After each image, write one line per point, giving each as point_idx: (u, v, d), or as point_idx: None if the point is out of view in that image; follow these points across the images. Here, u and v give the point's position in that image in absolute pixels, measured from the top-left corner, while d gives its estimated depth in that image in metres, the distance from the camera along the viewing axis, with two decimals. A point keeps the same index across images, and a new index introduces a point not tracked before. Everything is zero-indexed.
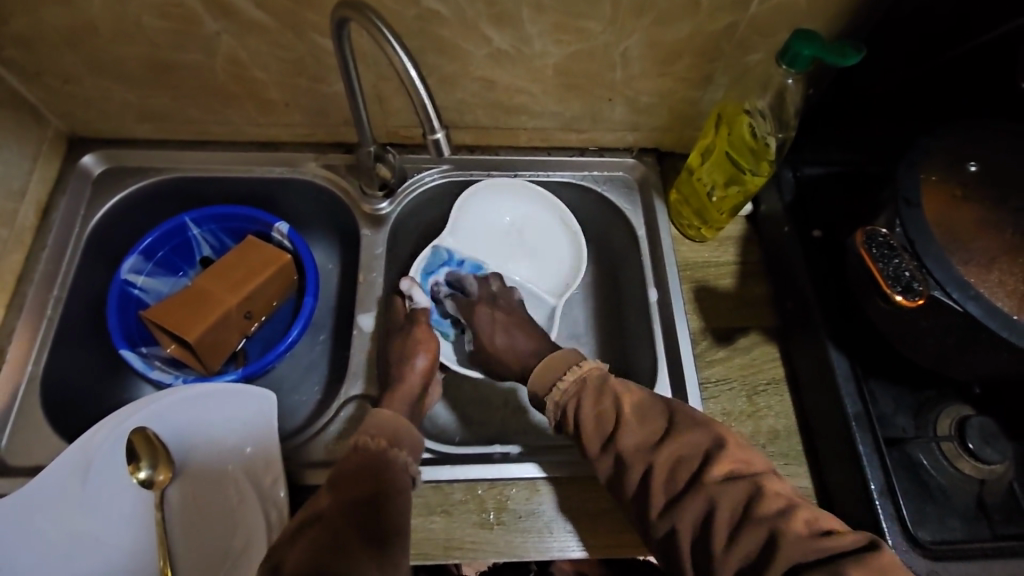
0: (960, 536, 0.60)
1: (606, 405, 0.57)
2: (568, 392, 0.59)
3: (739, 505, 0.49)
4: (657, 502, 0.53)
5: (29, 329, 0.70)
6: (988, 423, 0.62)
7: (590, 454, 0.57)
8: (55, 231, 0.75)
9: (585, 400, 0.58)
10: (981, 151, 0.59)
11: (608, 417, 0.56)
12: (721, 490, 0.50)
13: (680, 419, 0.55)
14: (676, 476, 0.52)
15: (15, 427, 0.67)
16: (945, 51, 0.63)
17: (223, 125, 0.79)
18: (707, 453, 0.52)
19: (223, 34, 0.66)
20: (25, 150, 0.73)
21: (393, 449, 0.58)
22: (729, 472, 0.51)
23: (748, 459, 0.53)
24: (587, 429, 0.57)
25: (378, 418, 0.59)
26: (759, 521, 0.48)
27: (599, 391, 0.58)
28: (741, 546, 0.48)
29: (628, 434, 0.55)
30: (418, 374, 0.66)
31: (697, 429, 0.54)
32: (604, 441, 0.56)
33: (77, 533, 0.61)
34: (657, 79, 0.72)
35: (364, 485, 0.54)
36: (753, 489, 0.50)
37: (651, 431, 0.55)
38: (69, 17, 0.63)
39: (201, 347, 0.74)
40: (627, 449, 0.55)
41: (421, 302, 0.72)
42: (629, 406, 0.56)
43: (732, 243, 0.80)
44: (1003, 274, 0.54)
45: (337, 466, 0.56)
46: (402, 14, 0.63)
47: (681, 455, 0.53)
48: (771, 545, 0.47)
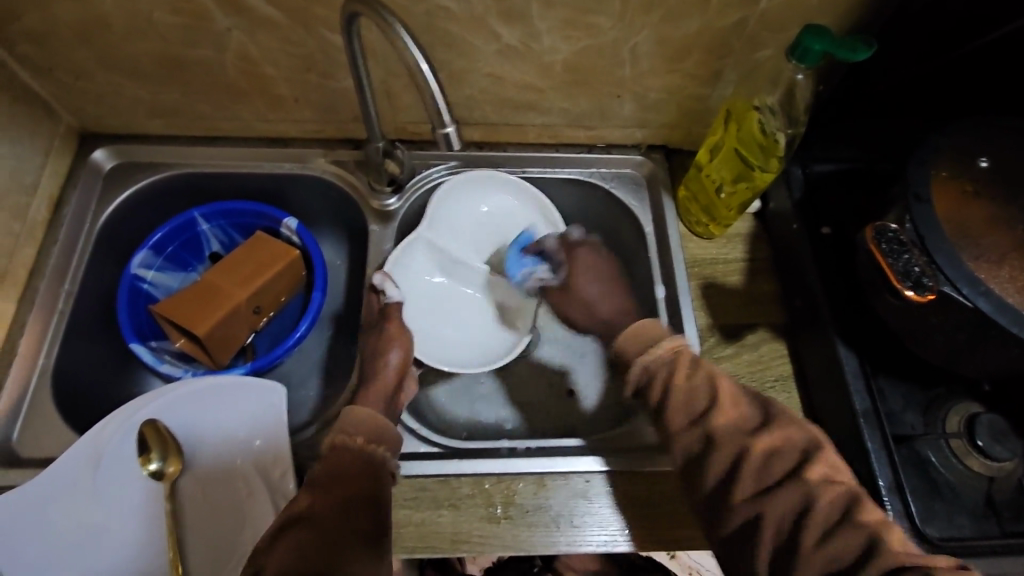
0: (969, 533, 0.59)
1: (699, 383, 0.56)
2: (661, 359, 0.58)
3: (838, 506, 0.48)
4: (743, 488, 0.50)
5: (41, 323, 0.71)
6: (997, 420, 0.62)
7: (674, 427, 0.55)
8: (66, 225, 0.76)
9: (678, 375, 0.57)
10: (993, 147, 0.59)
11: (701, 396, 0.55)
12: (822, 486, 0.49)
13: (777, 415, 0.54)
14: (771, 467, 0.51)
15: (27, 419, 0.67)
16: (956, 47, 0.62)
17: (233, 121, 0.80)
18: (806, 450, 0.51)
19: (233, 30, 0.66)
20: (37, 145, 0.74)
21: (372, 446, 0.58)
22: (824, 473, 0.50)
23: (838, 464, 0.52)
24: (676, 402, 0.55)
25: (354, 415, 0.59)
26: (859, 526, 0.47)
27: (693, 369, 0.57)
28: (835, 545, 0.46)
29: (724, 416, 0.54)
30: (389, 372, 0.66)
31: (793, 425, 0.53)
32: (694, 417, 0.55)
33: (88, 524, 0.62)
34: (666, 75, 0.72)
35: (346, 484, 0.54)
36: (849, 493, 0.49)
37: (745, 419, 0.54)
38: (81, 12, 0.64)
39: (210, 341, 0.74)
40: (720, 429, 0.53)
41: (393, 295, 0.71)
42: (725, 392, 0.55)
43: (740, 240, 0.80)
44: (1013, 270, 0.54)
45: (316, 467, 0.56)
46: (413, 9, 0.63)
47: (777, 447, 0.52)
48: (870, 549, 0.46)
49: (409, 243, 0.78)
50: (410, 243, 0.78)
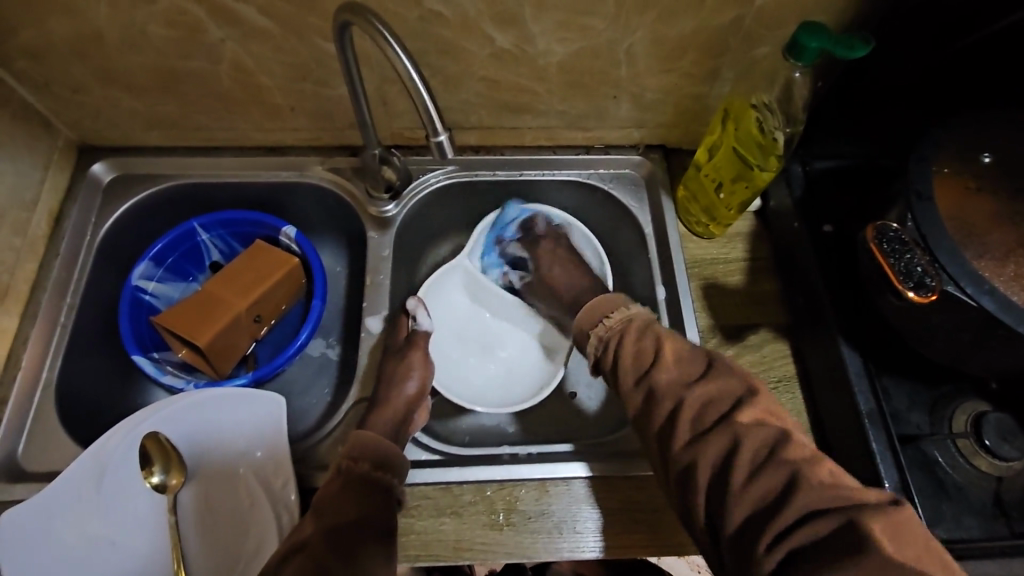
0: (977, 535, 0.58)
1: (644, 342, 0.59)
2: (613, 328, 0.62)
3: (766, 447, 0.51)
4: (681, 434, 0.54)
5: (43, 336, 0.72)
6: (1005, 419, 0.61)
7: (623, 386, 0.59)
8: (67, 238, 0.76)
9: (626, 337, 0.61)
10: (995, 141, 0.58)
11: (647, 353, 0.59)
12: (749, 428, 0.52)
13: (717, 367, 0.56)
14: (706, 414, 0.54)
15: (32, 434, 0.68)
16: (963, 37, 0.61)
17: (230, 131, 0.80)
18: (741, 398, 0.54)
19: (227, 41, 0.66)
20: (36, 159, 0.74)
21: (377, 471, 0.58)
22: (756, 417, 0.52)
23: (776, 411, 0.54)
24: (624, 363, 0.60)
25: (361, 437, 0.60)
26: (784, 463, 0.50)
27: (641, 331, 0.61)
28: (762, 482, 0.49)
29: (666, 371, 0.57)
30: (404, 399, 0.67)
31: (734, 377, 0.56)
32: (640, 375, 0.58)
33: (93, 538, 0.62)
34: (663, 75, 0.72)
35: (347, 510, 0.55)
36: (780, 435, 0.51)
37: (688, 372, 0.57)
38: (77, 27, 0.64)
39: (212, 351, 0.75)
40: (661, 383, 0.57)
41: (423, 325, 0.73)
42: (670, 348, 0.58)
43: (741, 240, 0.79)
44: (1019, 267, 0.53)
45: (320, 493, 0.57)
46: (405, 15, 0.63)
47: (713, 396, 0.54)
48: (792, 484, 0.49)
49: (447, 268, 0.81)
50: (447, 269, 0.81)
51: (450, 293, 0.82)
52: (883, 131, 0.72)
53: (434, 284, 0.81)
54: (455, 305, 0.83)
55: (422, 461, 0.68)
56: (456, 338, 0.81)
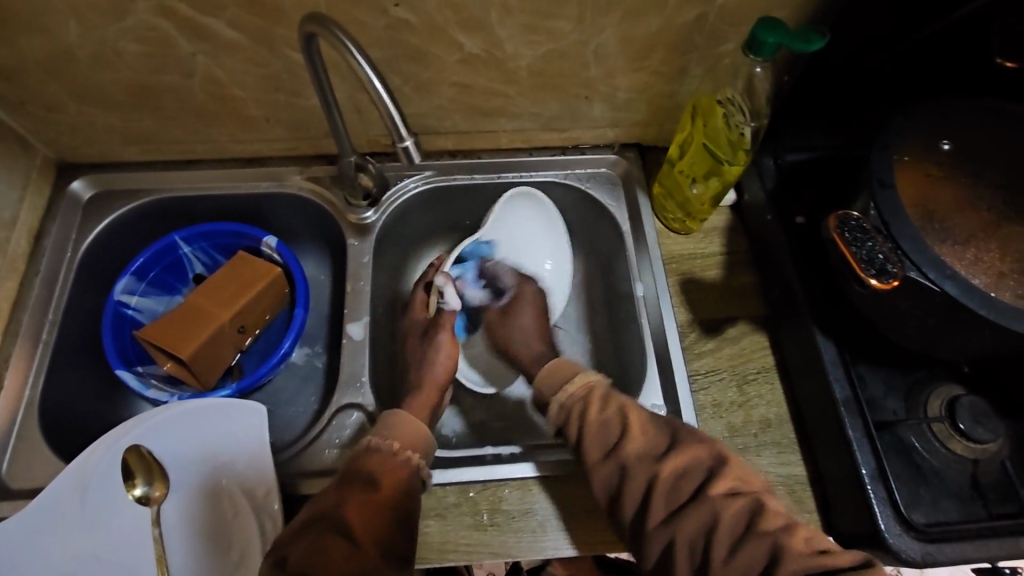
0: (955, 517, 0.59)
1: (611, 414, 0.59)
2: (574, 395, 0.62)
3: (742, 518, 0.51)
4: (656, 513, 0.54)
5: (25, 354, 0.72)
6: (979, 402, 0.62)
7: (590, 461, 0.59)
8: (47, 255, 0.77)
9: (591, 408, 0.60)
10: (957, 129, 0.59)
11: (614, 426, 0.59)
12: (723, 502, 0.52)
13: (683, 436, 0.57)
14: (679, 488, 0.54)
15: (15, 452, 0.68)
16: (924, 26, 0.61)
17: (206, 144, 0.81)
18: (710, 469, 0.54)
19: (198, 55, 0.66)
20: (14, 178, 0.75)
21: (406, 451, 0.61)
22: (730, 487, 0.53)
23: (747, 478, 0.54)
24: (590, 435, 0.59)
25: (395, 419, 0.63)
26: (761, 534, 0.49)
27: (604, 401, 0.60)
28: (742, 556, 0.49)
29: (635, 443, 0.57)
30: (434, 385, 0.69)
31: (701, 444, 0.56)
32: (607, 448, 0.58)
33: (79, 555, 0.62)
34: (633, 74, 0.72)
35: (373, 487, 0.57)
36: (753, 506, 0.51)
37: (655, 444, 0.57)
38: (47, 46, 0.65)
39: (195, 363, 0.75)
40: (631, 457, 0.57)
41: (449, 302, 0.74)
42: (634, 419, 0.59)
43: (717, 234, 0.80)
44: (979, 252, 0.54)
45: (348, 466, 0.59)
46: (372, 24, 0.64)
47: (684, 468, 0.55)
48: (773, 556, 0.48)
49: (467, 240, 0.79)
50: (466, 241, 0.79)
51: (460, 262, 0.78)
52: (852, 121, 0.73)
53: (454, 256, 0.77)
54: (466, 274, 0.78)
55: None
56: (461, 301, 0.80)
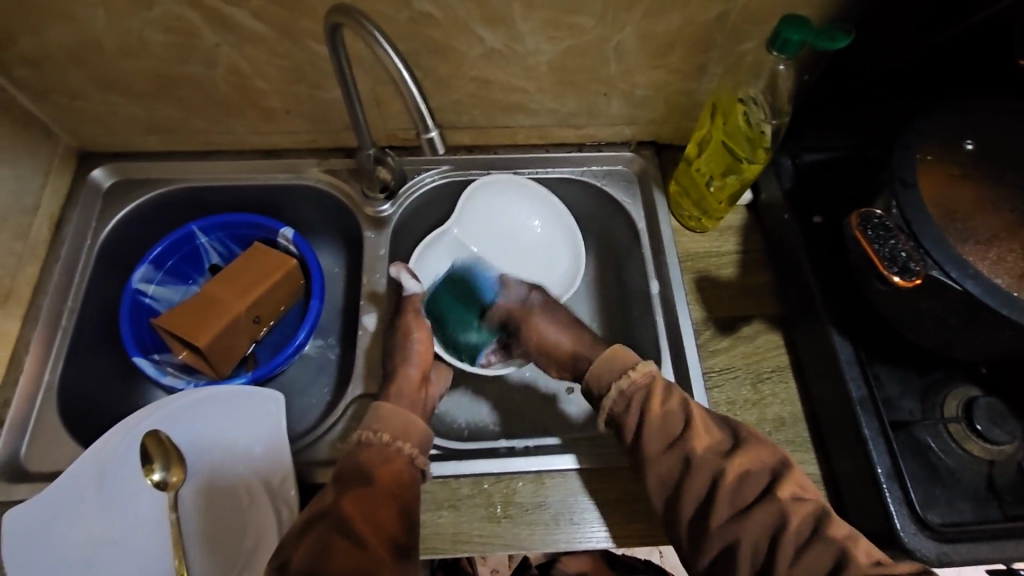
0: (969, 519, 0.59)
1: (673, 407, 0.59)
2: (636, 385, 0.60)
3: (808, 523, 0.53)
4: (721, 512, 0.54)
5: (45, 339, 0.73)
6: (995, 403, 0.62)
7: (649, 452, 0.58)
8: (68, 243, 0.78)
9: (654, 398, 0.59)
10: (981, 129, 0.59)
11: (677, 420, 0.58)
12: (791, 506, 0.53)
13: (748, 435, 0.58)
14: (744, 488, 0.55)
15: (35, 435, 0.69)
16: (946, 28, 0.61)
17: (227, 135, 0.81)
18: (774, 474, 0.55)
19: (222, 45, 0.67)
20: (37, 165, 0.75)
21: (397, 442, 0.60)
22: (797, 490, 0.54)
23: (805, 482, 0.56)
24: (651, 426, 0.58)
25: (383, 411, 0.62)
26: (828, 541, 0.52)
27: (665, 392, 0.60)
28: (809, 561, 0.51)
29: (699, 440, 0.57)
30: (414, 367, 0.67)
31: (764, 447, 0.57)
32: (668, 441, 0.58)
33: (97, 537, 0.63)
34: (652, 72, 0.73)
35: (368, 482, 0.57)
36: (816, 513, 0.53)
37: (720, 441, 0.57)
38: (73, 35, 0.65)
39: (212, 352, 0.75)
40: (693, 455, 0.57)
41: (410, 286, 0.71)
42: (696, 413, 0.59)
43: (733, 233, 0.80)
44: (1001, 251, 0.55)
45: (340, 464, 0.59)
46: (395, 17, 0.64)
47: (750, 468, 0.56)
48: (837, 563, 0.51)
49: (437, 237, 0.79)
50: (435, 238, 0.78)
51: (440, 259, 0.80)
52: (871, 124, 0.73)
53: (426, 252, 0.78)
54: (445, 271, 0.80)
55: None
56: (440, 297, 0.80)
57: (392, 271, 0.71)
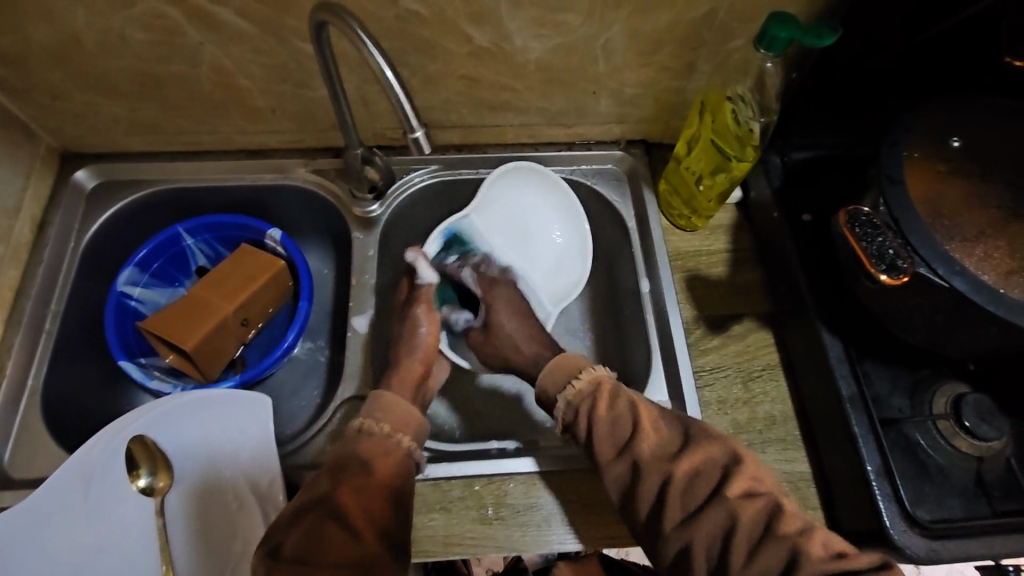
0: (959, 515, 0.59)
1: (622, 410, 0.59)
2: (582, 392, 0.60)
3: (760, 520, 0.51)
4: (672, 516, 0.54)
5: (27, 343, 0.71)
6: (984, 399, 0.62)
7: (602, 459, 0.58)
8: (50, 245, 0.76)
9: (600, 405, 0.59)
10: (968, 127, 0.59)
11: (625, 423, 0.58)
12: (740, 503, 0.52)
13: (697, 433, 0.57)
14: (694, 489, 0.54)
15: (17, 442, 0.68)
16: (928, 28, 0.62)
17: (213, 135, 0.80)
18: (727, 469, 0.54)
19: (206, 44, 0.66)
20: (18, 166, 0.74)
21: (397, 434, 0.60)
22: (747, 488, 0.53)
23: (759, 476, 0.54)
24: (600, 433, 0.58)
25: (383, 401, 0.62)
26: (781, 538, 0.50)
27: (613, 396, 0.60)
28: (761, 561, 0.50)
29: (648, 444, 0.57)
30: (416, 362, 0.67)
31: (716, 443, 0.56)
32: (619, 447, 0.58)
33: (82, 546, 0.62)
34: (640, 70, 0.72)
35: (366, 471, 0.57)
36: (770, 508, 0.52)
37: (668, 443, 0.57)
38: (53, 33, 0.64)
39: (199, 355, 0.74)
40: (643, 460, 0.56)
41: (425, 276, 0.70)
42: (644, 415, 0.58)
43: (723, 231, 0.80)
44: (988, 249, 0.55)
45: (338, 452, 0.58)
46: (381, 15, 0.63)
47: (700, 469, 0.55)
48: (792, 561, 0.49)
49: (455, 220, 0.76)
50: (452, 222, 0.76)
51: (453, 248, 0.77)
52: (858, 122, 0.73)
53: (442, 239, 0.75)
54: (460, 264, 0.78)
55: None
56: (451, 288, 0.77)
57: (408, 257, 0.70)
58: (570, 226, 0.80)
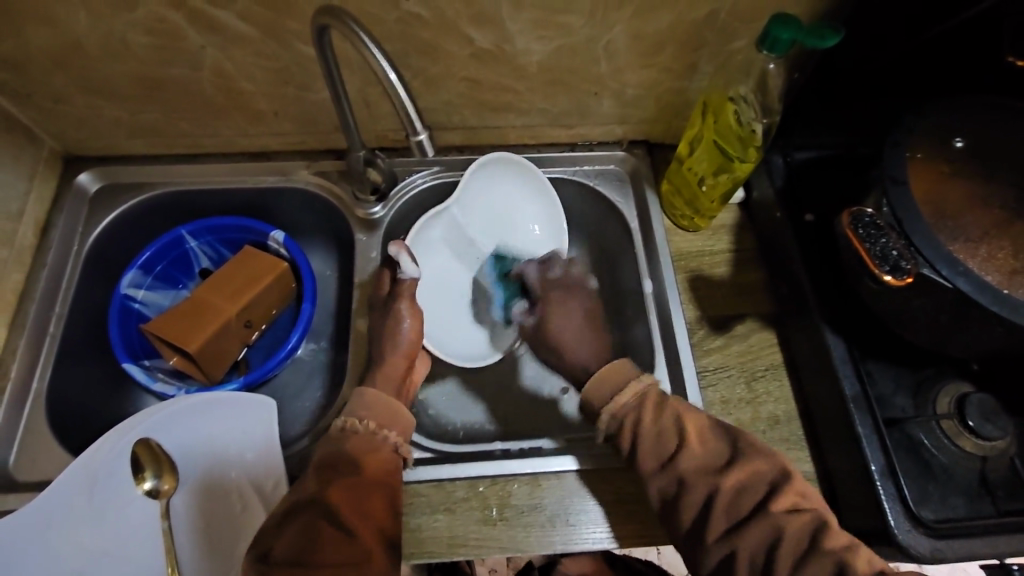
0: (962, 514, 0.59)
1: (668, 423, 0.59)
2: (627, 406, 0.61)
3: (806, 534, 0.51)
4: (716, 527, 0.54)
5: (32, 347, 0.72)
6: (988, 399, 0.62)
7: (644, 470, 0.59)
8: (54, 248, 0.76)
9: (646, 417, 0.59)
10: (970, 127, 0.59)
11: (671, 436, 0.58)
12: (786, 517, 0.52)
13: (745, 447, 0.57)
14: (740, 501, 0.54)
15: (22, 445, 0.68)
16: (930, 27, 0.62)
17: (215, 138, 0.80)
18: (773, 484, 0.54)
19: (208, 47, 0.66)
20: (22, 170, 0.74)
21: (382, 430, 0.61)
22: (793, 503, 0.53)
23: (805, 492, 0.55)
24: (645, 446, 0.59)
25: (365, 398, 0.62)
26: (826, 552, 0.50)
27: (658, 409, 0.60)
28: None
29: (692, 457, 0.57)
30: (400, 358, 0.67)
31: (763, 458, 0.56)
32: (662, 459, 0.58)
33: (90, 548, 0.63)
34: (642, 71, 0.72)
35: (356, 470, 0.57)
36: (815, 522, 0.52)
37: (715, 456, 0.57)
38: (56, 37, 0.64)
39: (203, 357, 0.75)
40: (687, 471, 0.56)
41: (409, 272, 0.68)
42: (691, 428, 0.58)
43: (726, 231, 0.80)
44: (991, 249, 0.55)
45: (323, 451, 0.59)
46: (383, 17, 0.63)
47: (746, 482, 0.55)
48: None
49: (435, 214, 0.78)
50: (432, 216, 0.78)
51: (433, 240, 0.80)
52: (860, 122, 0.73)
53: (421, 233, 0.77)
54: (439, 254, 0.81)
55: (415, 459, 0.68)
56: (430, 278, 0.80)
57: (391, 250, 0.68)
58: (549, 216, 0.82)
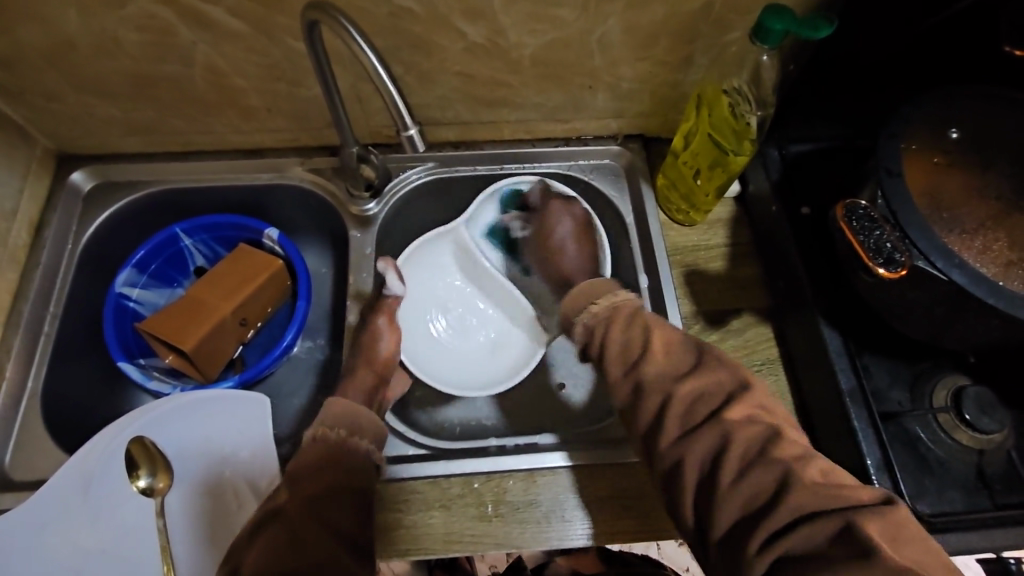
0: (959, 508, 0.59)
1: (635, 331, 0.61)
2: (600, 317, 0.65)
3: (756, 443, 0.51)
4: (670, 429, 0.55)
5: (27, 346, 0.72)
6: (985, 393, 0.61)
7: (612, 377, 0.61)
8: (48, 248, 0.76)
9: (615, 328, 0.63)
10: (967, 117, 0.58)
11: (636, 345, 0.60)
12: (738, 424, 0.52)
13: (709, 358, 0.58)
14: (695, 409, 0.55)
15: (18, 445, 0.69)
16: (928, 18, 0.61)
17: (209, 135, 0.80)
18: (731, 394, 0.54)
19: (198, 44, 0.66)
20: (15, 169, 0.74)
21: (352, 438, 0.60)
22: (748, 413, 0.53)
23: (769, 407, 0.54)
24: (612, 354, 0.62)
25: (334, 407, 0.62)
26: (774, 460, 0.49)
27: (629, 321, 0.62)
28: (750, 480, 0.49)
29: (654, 364, 0.58)
30: (371, 369, 0.69)
31: (726, 371, 0.56)
32: (628, 366, 0.60)
33: (85, 547, 0.63)
34: (637, 64, 0.72)
35: (322, 480, 0.56)
36: (771, 432, 0.51)
37: (677, 364, 0.58)
38: (46, 35, 0.64)
39: (198, 355, 0.74)
40: (648, 374, 0.58)
41: (394, 288, 0.71)
42: (658, 340, 0.60)
43: (722, 226, 0.79)
44: (987, 241, 0.54)
45: (293, 462, 0.58)
46: (374, 12, 0.63)
47: (702, 390, 0.55)
48: (784, 482, 0.48)
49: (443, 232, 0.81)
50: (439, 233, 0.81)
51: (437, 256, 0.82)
52: (858, 114, 0.73)
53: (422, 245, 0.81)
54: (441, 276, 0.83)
55: (410, 456, 0.69)
56: (432, 300, 0.82)
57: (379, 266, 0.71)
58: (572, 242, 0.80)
